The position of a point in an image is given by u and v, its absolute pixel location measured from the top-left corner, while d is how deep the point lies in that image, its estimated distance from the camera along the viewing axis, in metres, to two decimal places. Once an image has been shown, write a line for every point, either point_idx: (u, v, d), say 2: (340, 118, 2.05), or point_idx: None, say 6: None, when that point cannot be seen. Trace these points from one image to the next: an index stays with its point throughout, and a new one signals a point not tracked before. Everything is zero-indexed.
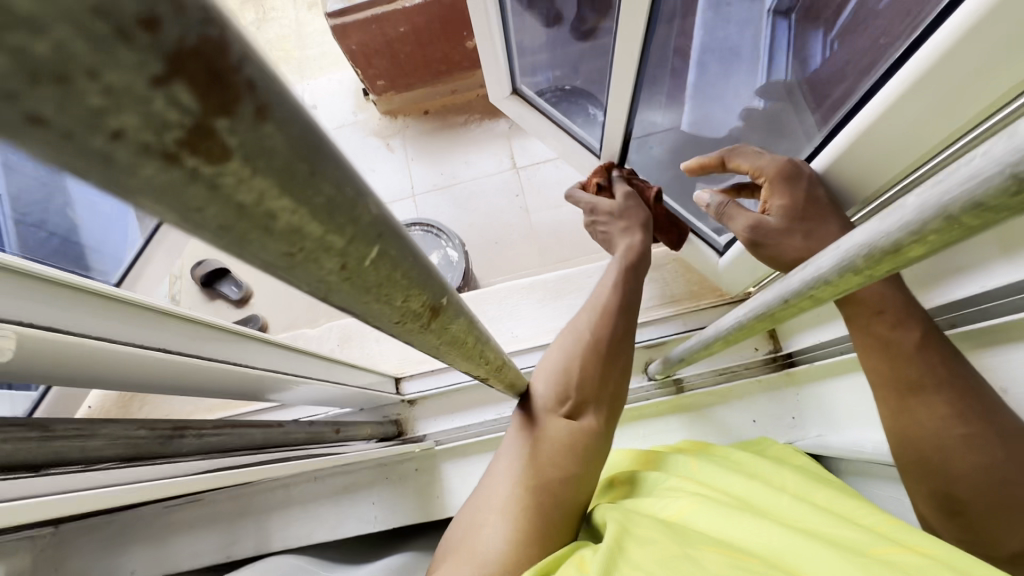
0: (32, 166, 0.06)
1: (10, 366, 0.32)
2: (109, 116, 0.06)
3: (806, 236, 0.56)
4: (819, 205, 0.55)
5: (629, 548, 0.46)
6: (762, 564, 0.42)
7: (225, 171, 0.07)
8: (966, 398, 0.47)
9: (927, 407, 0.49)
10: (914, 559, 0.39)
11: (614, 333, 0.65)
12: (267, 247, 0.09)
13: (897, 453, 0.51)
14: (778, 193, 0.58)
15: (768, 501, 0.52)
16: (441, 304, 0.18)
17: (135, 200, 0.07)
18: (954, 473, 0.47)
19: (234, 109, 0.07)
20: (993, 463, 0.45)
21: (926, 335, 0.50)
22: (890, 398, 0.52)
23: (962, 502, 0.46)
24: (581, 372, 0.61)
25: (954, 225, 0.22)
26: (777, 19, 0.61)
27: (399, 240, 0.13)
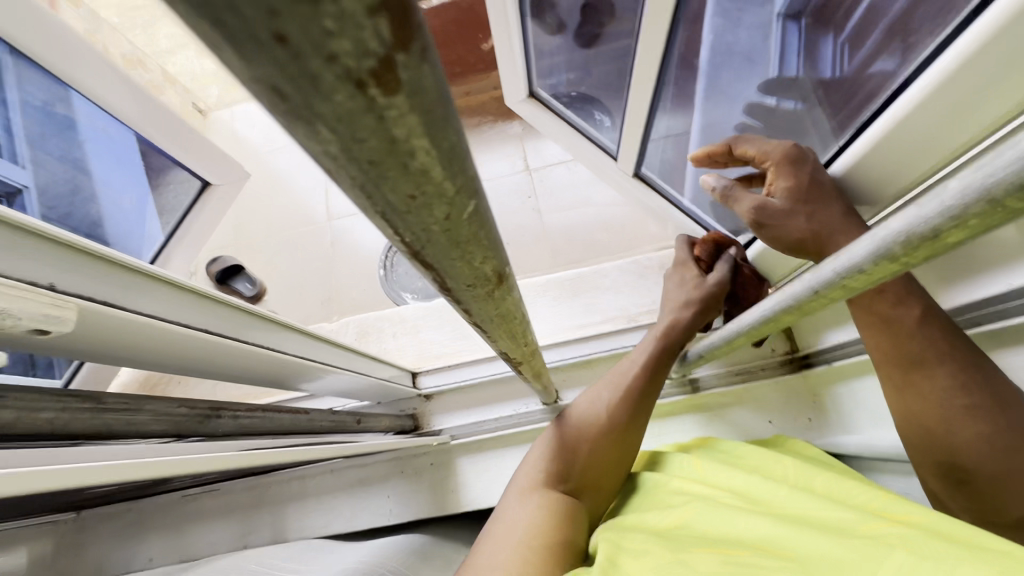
0: (248, 85, 0.07)
1: (70, 338, 0.33)
2: (332, 40, 0.07)
3: (809, 217, 0.58)
4: (822, 188, 0.57)
5: (622, 562, 0.48)
6: (754, 556, 0.43)
7: (394, 104, 0.08)
8: (967, 369, 0.48)
9: (930, 380, 0.50)
10: (900, 533, 0.40)
11: (635, 415, 0.68)
12: (396, 187, 0.10)
13: (903, 426, 0.52)
14: (783, 176, 0.60)
15: (767, 496, 0.52)
16: (505, 273, 0.19)
17: (319, 121, 0.08)
18: (957, 443, 0.48)
19: (410, 47, 0.08)
20: (996, 432, 0.46)
21: (926, 312, 0.51)
22: (894, 374, 0.53)
23: (967, 473, 0.47)
24: (590, 452, 0.65)
25: (998, 209, 0.22)
26: (788, 22, 0.62)
27: (487, 200, 0.14)
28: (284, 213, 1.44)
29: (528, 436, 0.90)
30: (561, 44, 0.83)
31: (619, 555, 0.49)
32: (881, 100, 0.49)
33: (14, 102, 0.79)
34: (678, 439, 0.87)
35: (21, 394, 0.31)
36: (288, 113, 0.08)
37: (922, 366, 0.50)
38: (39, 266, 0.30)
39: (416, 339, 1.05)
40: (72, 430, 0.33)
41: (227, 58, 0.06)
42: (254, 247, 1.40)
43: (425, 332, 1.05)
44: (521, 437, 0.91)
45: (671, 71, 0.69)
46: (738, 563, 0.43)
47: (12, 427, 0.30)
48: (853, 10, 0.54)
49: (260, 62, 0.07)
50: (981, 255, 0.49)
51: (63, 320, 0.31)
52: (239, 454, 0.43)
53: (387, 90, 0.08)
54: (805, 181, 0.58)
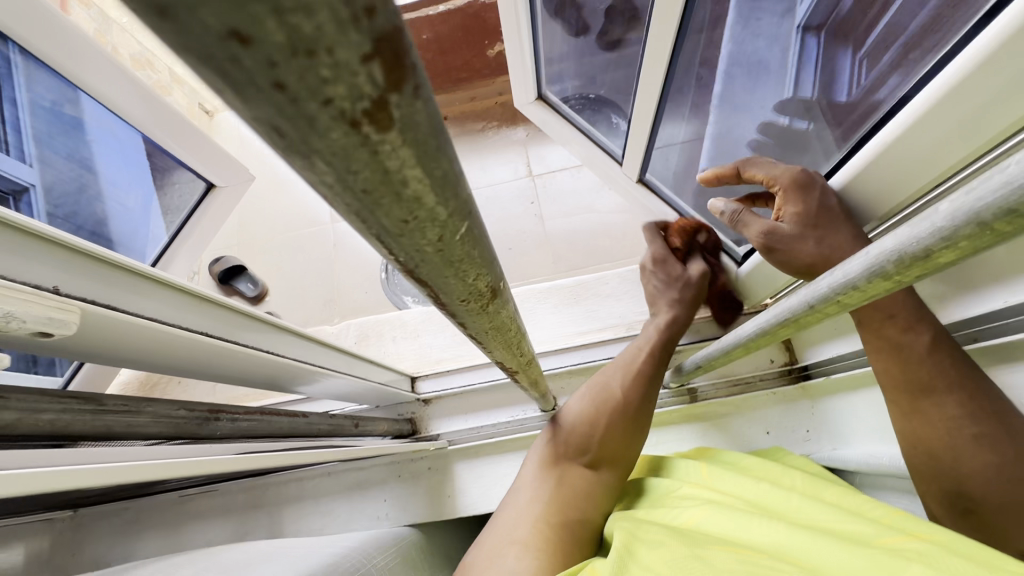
0: (247, 124, 0.07)
1: (72, 340, 0.34)
2: (327, 86, 0.07)
3: (818, 242, 0.57)
4: (830, 213, 0.56)
5: (639, 551, 0.48)
6: (770, 560, 0.43)
7: (386, 139, 0.08)
8: (977, 399, 0.48)
9: (938, 407, 0.50)
10: (920, 545, 0.40)
11: (643, 397, 0.67)
12: (390, 213, 0.11)
13: (908, 453, 0.52)
14: (791, 201, 0.60)
15: (779, 504, 0.53)
16: (499, 288, 0.19)
17: (317, 155, 0.08)
18: (964, 471, 0.48)
19: (402, 88, 0.08)
20: (1004, 463, 0.47)
21: (936, 338, 0.51)
22: (902, 400, 0.53)
23: (974, 501, 0.48)
24: (606, 428, 0.65)
25: (986, 232, 0.23)
26: (806, 36, 0.60)
27: (480, 220, 0.14)
28: (288, 215, 1.44)
29: (526, 443, 0.90)
30: (570, 51, 0.86)
31: (637, 544, 0.49)
32: (883, 115, 0.50)
33: (23, 103, 0.81)
34: (675, 448, 0.87)
35: (23, 394, 0.31)
36: (286, 148, 0.08)
37: (932, 394, 0.51)
38: (43, 270, 0.31)
39: (417, 343, 1.05)
40: (73, 431, 0.34)
41: (228, 100, 0.07)
42: (257, 248, 1.40)
43: (426, 336, 1.06)
44: (519, 443, 0.91)
45: (676, 79, 0.70)
46: (754, 564, 0.43)
47: (14, 428, 0.30)
48: (874, 25, 0.52)
49: (258, 103, 0.07)
50: (976, 270, 0.49)
51: (66, 322, 0.31)
52: (234, 458, 0.43)
53: (380, 127, 0.08)
54: (814, 206, 0.58)
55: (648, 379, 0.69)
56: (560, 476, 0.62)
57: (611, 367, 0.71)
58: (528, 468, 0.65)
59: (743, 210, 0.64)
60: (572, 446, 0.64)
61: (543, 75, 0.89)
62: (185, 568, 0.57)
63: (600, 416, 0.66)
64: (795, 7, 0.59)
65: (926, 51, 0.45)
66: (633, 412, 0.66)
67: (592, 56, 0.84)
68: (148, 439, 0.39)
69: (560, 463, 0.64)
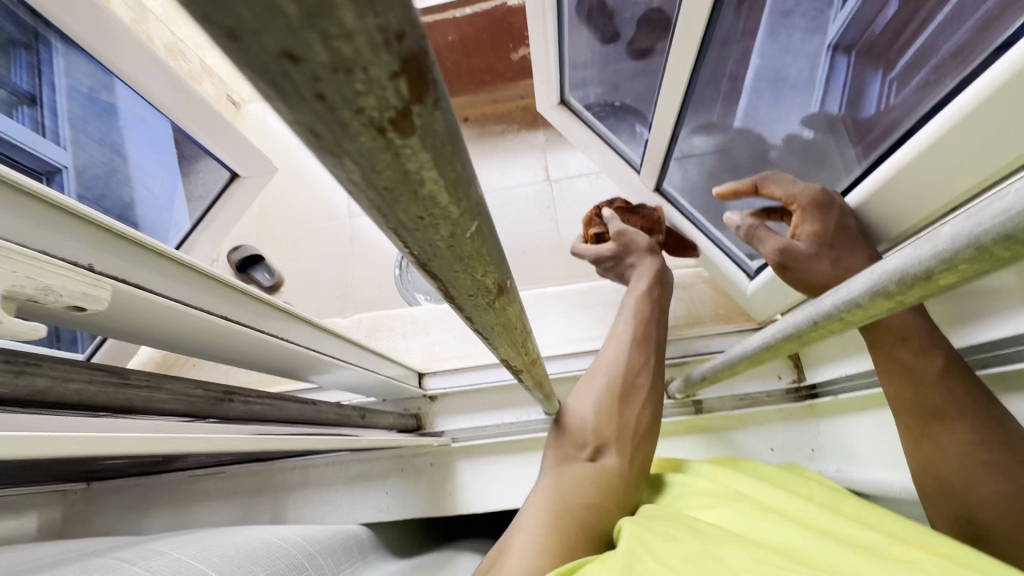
0: (283, 126, 0.09)
1: (100, 315, 0.35)
2: (359, 96, 0.08)
3: (833, 262, 0.57)
4: (849, 234, 0.57)
5: (653, 544, 0.48)
6: (785, 560, 0.42)
7: (407, 144, 0.10)
8: (988, 425, 0.48)
9: (950, 433, 0.50)
10: (929, 559, 0.39)
11: (636, 374, 0.68)
12: (407, 208, 0.12)
13: (921, 477, 0.52)
14: (810, 219, 0.59)
15: (789, 505, 0.53)
16: (506, 285, 0.20)
17: (346, 155, 0.09)
18: (973, 499, 0.48)
19: (424, 100, 0.09)
20: (1015, 490, 0.46)
21: (949, 363, 0.51)
22: (913, 424, 0.52)
23: (982, 529, 0.47)
24: (599, 416, 0.65)
25: (985, 255, 0.23)
26: (837, 55, 0.61)
27: (490, 220, 0.15)
28: (307, 208, 1.47)
29: (529, 444, 0.91)
30: (594, 58, 0.88)
31: (651, 537, 0.49)
32: (902, 136, 0.50)
33: (61, 87, 0.85)
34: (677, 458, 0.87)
35: (54, 363, 0.33)
36: (321, 148, 0.09)
37: (943, 418, 0.50)
38: (80, 248, 0.33)
39: (427, 339, 1.07)
40: (99, 402, 0.35)
41: (277, 107, 0.08)
42: (276, 238, 1.44)
43: (436, 334, 1.07)
44: (522, 444, 0.92)
45: (698, 90, 0.71)
46: (764, 563, 0.42)
47: (45, 395, 0.32)
48: (906, 47, 0.52)
49: (302, 110, 0.08)
50: (992, 295, 0.50)
51: (94, 297, 0.32)
52: (244, 439, 0.45)
53: (403, 134, 0.09)
54: (833, 226, 0.58)
55: (639, 353, 0.70)
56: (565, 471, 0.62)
57: (602, 356, 0.72)
58: (546, 466, 0.66)
59: (759, 225, 0.64)
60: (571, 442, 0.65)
61: (566, 80, 0.91)
62: (191, 546, 0.58)
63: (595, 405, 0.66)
64: (827, 25, 0.60)
65: (950, 72, 0.45)
66: (625, 392, 0.67)
67: (618, 63, 0.86)
68: (165, 414, 0.41)
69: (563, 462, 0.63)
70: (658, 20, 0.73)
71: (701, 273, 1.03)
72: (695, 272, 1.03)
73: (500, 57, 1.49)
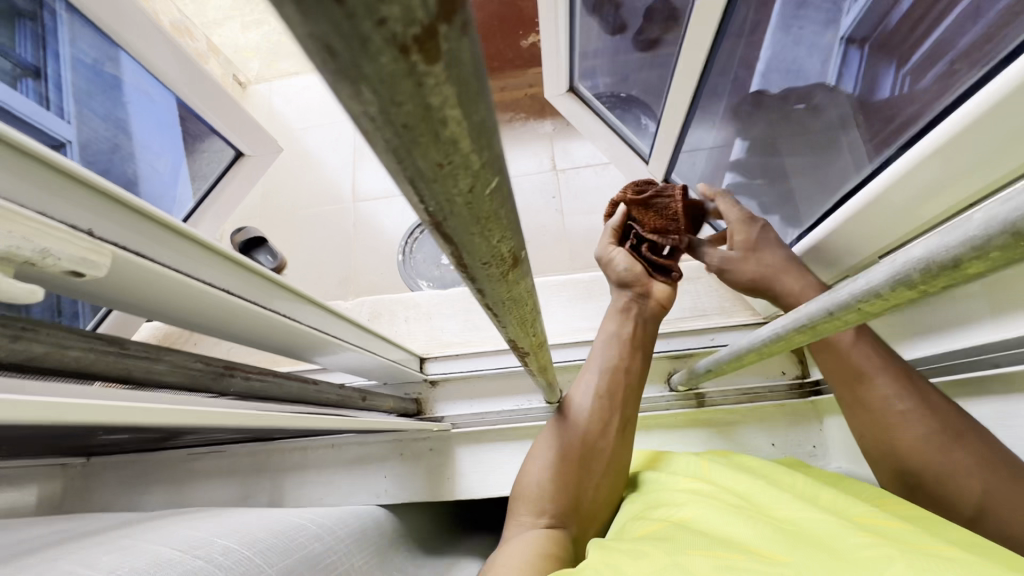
0: (292, 40, 0.08)
1: (94, 283, 0.35)
2: (383, 5, 0.07)
3: (754, 260, 0.68)
4: (767, 241, 0.69)
5: (620, 563, 0.45)
6: (749, 561, 0.42)
7: (432, 71, 0.09)
8: (900, 378, 0.55)
9: (875, 393, 0.56)
10: (884, 553, 0.39)
11: (600, 430, 0.64)
12: (426, 154, 0.11)
13: (861, 438, 0.58)
14: (739, 226, 0.71)
15: (766, 500, 0.53)
16: (521, 256, 0.19)
17: (365, 79, 0.08)
18: (902, 448, 0.53)
19: (452, 19, 0.08)
20: (931, 432, 0.52)
21: (862, 334, 0.59)
22: (847, 393, 0.59)
23: (916, 475, 0.52)
24: (558, 483, 0.62)
25: (1020, 243, 0.22)
26: (850, 48, 0.59)
27: (510, 179, 0.14)
28: (311, 191, 1.46)
29: (529, 433, 0.91)
30: (604, 48, 0.94)
31: (618, 559, 0.46)
32: (922, 127, 0.48)
33: (66, 58, 0.83)
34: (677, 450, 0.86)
35: (50, 329, 0.32)
36: (335, 71, 0.08)
37: (863, 379, 0.57)
38: (79, 212, 0.32)
39: (428, 325, 1.06)
40: (96, 370, 0.35)
41: (288, 15, 0.07)
42: (280, 219, 1.43)
43: (438, 319, 1.06)
44: (521, 432, 0.92)
45: (711, 78, 0.75)
46: (731, 567, 0.41)
47: (42, 361, 0.31)
48: (922, 41, 0.50)
49: (317, 19, 0.07)
50: (997, 295, 0.49)
51: (94, 264, 0.31)
52: (240, 415, 0.44)
53: (428, 57, 0.08)
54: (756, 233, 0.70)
55: (605, 406, 0.65)
56: (518, 538, 0.58)
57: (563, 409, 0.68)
58: (505, 531, 0.61)
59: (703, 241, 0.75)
60: (528, 507, 0.61)
61: (576, 69, 0.96)
62: (187, 527, 0.58)
63: (554, 470, 0.63)
64: (840, 18, 0.59)
65: (973, 65, 0.43)
66: (584, 455, 0.63)
67: (627, 53, 0.90)
68: (164, 386, 0.41)
69: (520, 530, 0.59)
70: (667, 10, 0.76)
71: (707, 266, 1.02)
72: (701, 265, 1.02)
73: (509, 43, 1.50)
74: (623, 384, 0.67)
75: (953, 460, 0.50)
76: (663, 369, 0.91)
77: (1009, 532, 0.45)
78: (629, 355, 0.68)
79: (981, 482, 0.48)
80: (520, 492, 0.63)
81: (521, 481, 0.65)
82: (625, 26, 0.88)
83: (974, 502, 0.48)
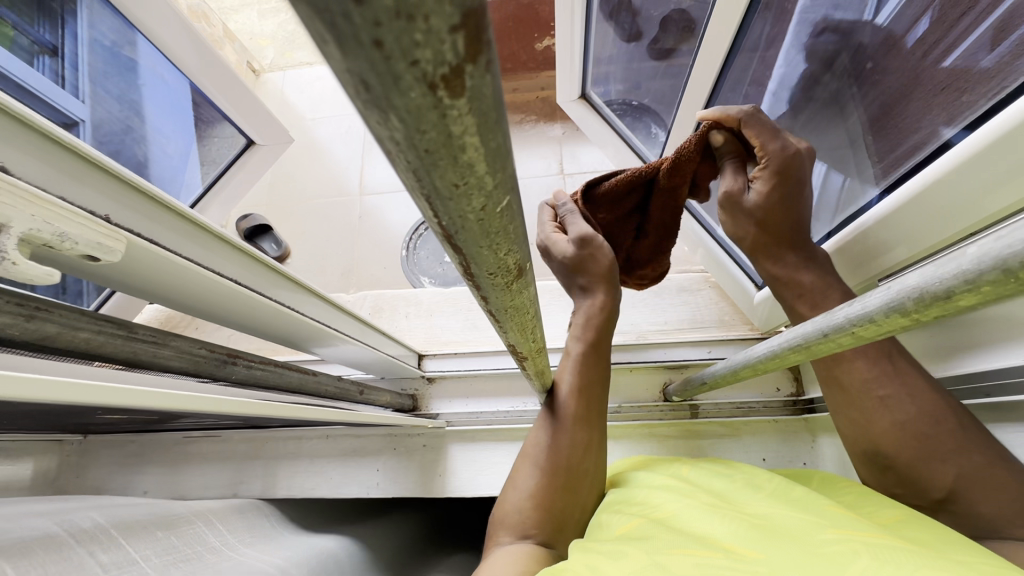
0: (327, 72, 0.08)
1: (110, 267, 0.35)
2: (416, 50, 0.08)
3: (757, 225, 0.63)
4: (782, 209, 0.61)
5: (602, 563, 0.45)
6: (725, 559, 0.43)
7: (457, 105, 0.09)
8: (880, 360, 0.54)
9: (852, 373, 0.55)
10: (847, 550, 0.40)
11: (581, 450, 0.64)
12: (444, 175, 0.11)
13: (835, 418, 0.57)
14: (762, 177, 0.61)
15: (744, 504, 0.54)
16: (526, 267, 0.20)
17: (395, 111, 0.09)
18: (877, 431, 0.53)
19: (477, 59, 0.09)
20: (908, 418, 0.51)
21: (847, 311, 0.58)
22: (823, 374, 0.58)
23: (888, 457, 0.52)
24: (540, 502, 0.61)
25: (1011, 279, 0.23)
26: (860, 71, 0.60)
27: (521, 197, 0.15)
28: (320, 182, 1.47)
29: (522, 434, 0.91)
30: (618, 54, 0.96)
31: (597, 559, 0.46)
32: (929, 155, 0.49)
33: (84, 38, 0.85)
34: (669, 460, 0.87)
35: (62, 311, 0.32)
36: (367, 101, 0.09)
37: (842, 361, 0.56)
38: (98, 198, 0.33)
39: (429, 323, 1.06)
40: (104, 352, 0.35)
41: (330, 53, 0.08)
42: (286, 208, 1.44)
43: (438, 317, 1.07)
44: (514, 434, 0.92)
45: (723, 93, 0.77)
46: (706, 564, 0.42)
47: (52, 340, 0.32)
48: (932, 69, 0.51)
49: (356, 58, 0.08)
50: (989, 327, 0.50)
51: (112, 250, 0.32)
52: (241, 403, 0.45)
53: (453, 93, 0.09)
54: (776, 197, 0.61)
55: (581, 429, 0.65)
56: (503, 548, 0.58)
57: (539, 429, 0.67)
58: (490, 544, 0.61)
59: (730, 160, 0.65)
60: (512, 522, 0.60)
61: (590, 74, 0.96)
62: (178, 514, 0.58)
63: (536, 489, 0.62)
64: (854, 40, 0.59)
65: (984, 94, 0.44)
66: (567, 477, 0.63)
67: (640, 61, 0.93)
68: (169, 371, 0.41)
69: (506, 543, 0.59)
70: (680, 23, 0.78)
71: (708, 279, 1.03)
72: (702, 277, 1.03)
73: (524, 45, 1.51)
74: (593, 397, 0.67)
75: (930, 447, 0.49)
76: (659, 378, 0.92)
77: (978, 513, 0.46)
78: (596, 362, 0.68)
79: (955, 468, 0.48)
80: (501, 516, 0.62)
81: (505, 493, 0.65)
82: (641, 34, 0.89)
83: (948, 487, 0.48)
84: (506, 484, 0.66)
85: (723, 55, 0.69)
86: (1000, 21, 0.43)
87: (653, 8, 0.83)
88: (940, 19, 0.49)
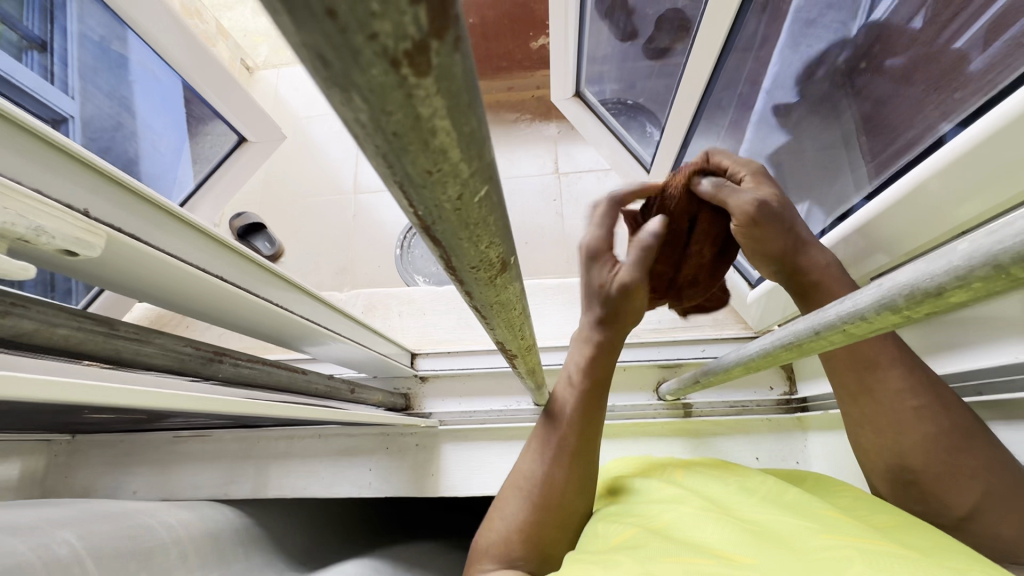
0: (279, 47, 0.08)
1: (90, 262, 0.35)
2: (374, 22, 0.07)
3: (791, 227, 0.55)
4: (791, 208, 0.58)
5: (595, 570, 0.45)
6: (717, 564, 0.42)
7: (421, 84, 0.09)
8: (915, 372, 0.52)
9: (884, 383, 0.52)
10: (842, 555, 0.40)
11: (576, 480, 0.59)
12: (415, 160, 0.11)
13: (858, 427, 0.55)
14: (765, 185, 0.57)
15: (739, 507, 0.54)
16: (510, 261, 0.20)
17: (355, 89, 0.09)
18: (908, 445, 0.51)
19: (443, 37, 0.09)
20: (941, 432, 0.49)
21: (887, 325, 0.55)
22: (851, 381, 0.55)
23: (913, 472, 0.50)
24: (526, 531, 0.57)
25: (1002, 275, 0.22)
26: (851, 69, 0.59)
27: (500, 188, 0.15)
28: (313, 179, 1.46)
29: (515, 433, 0.91)
30: (612, 54, 0.96)
31: (591, 566, 0.46)
32: (924, 151, 0.49)
33: (73, 34, 0.83)
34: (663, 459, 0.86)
35: (40, 307, 0.32)
36: (327, 79, 0.09)
37: (876, 369, 0.53)
38: (78, 192, 0.32)
39: (422, 322, 1.06)
40: (84, 350, 0.35)
41: (282, 24, 0.07)
42: (280, 206, 1.43)
43: (432, 316, 1.06)
44: (508, 433, 0.92)
45: (717, 92, 0.77)
46: (699, 570, 0.42)
47: (29, 337, 0.31)
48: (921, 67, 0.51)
49: (308, 28, 0.07)
50: (982, 327, 0.50)
51: (90, 244, 0.31)
52: (230, 402, 0.44)
53: (418, 71, 0.09)
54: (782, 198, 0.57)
55: (577, 462, 0.60)
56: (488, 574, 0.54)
57: (529, 455, 0.63)
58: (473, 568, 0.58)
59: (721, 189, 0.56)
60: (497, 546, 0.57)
61: (584, 73, 0.97)
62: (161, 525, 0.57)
63: (522, 516, 0.58)
64: (848, 38, 0.58)
65: (975, 92, 0.44)
66: (557, 506, 0.58)
67: (635, 60, 0.93)
68: (152, 368, 0.41)
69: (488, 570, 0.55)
70: (675, 22, 0.78)
71: None
72: None
73: (519, 44, 1.50)
74: (591, 428, 0.61)
75: (961, 463, 0.48)
76: (653, 377, 0.91)
77: (1002, 536, 0.45)
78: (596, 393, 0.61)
79: (982, 485, 0.46)
80: (486, 541, 0.59)
81: (489, 518, 0.61)
82: (636, 33, 0.89)
83: (971, 504, 0.47)
84: (493, 508, 0.62)
85: (715, 56, 0.69)
86: (992, 21, 0.43)
87: (648, 7, 0.82)
88: (932, 20, 0.49)
